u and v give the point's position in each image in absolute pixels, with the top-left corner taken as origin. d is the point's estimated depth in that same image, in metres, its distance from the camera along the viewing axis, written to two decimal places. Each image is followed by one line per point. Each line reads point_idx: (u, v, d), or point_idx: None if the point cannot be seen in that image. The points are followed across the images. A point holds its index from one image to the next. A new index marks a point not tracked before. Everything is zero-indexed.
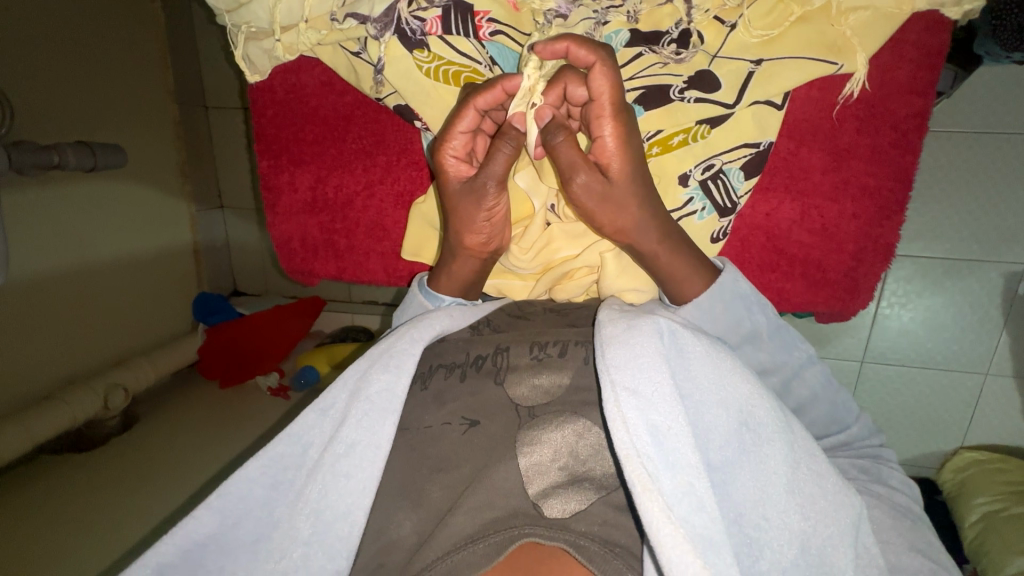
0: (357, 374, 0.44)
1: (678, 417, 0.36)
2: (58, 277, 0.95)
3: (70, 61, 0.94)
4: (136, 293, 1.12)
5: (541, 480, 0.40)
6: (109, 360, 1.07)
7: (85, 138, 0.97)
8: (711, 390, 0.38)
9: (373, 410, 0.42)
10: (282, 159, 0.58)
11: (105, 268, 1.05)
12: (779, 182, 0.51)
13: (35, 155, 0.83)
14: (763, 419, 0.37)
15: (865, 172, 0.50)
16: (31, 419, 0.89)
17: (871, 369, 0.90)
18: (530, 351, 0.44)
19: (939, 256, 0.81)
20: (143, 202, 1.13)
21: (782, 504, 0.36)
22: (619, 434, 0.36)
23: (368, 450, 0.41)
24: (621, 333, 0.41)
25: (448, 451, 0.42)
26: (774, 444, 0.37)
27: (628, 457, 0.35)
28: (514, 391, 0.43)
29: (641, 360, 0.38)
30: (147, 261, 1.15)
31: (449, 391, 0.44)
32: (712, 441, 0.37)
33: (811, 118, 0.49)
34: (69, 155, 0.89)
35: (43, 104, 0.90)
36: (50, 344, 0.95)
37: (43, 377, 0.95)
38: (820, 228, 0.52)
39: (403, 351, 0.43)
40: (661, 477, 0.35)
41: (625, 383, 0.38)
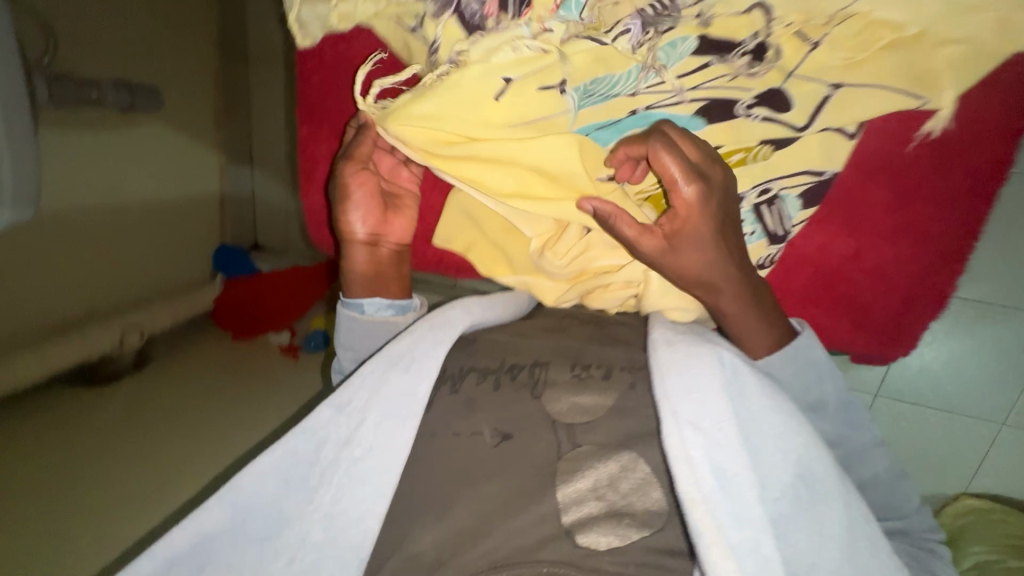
0: (376, 372, 0.47)
1: (742, 462, 0.38)
2: (84, 212, 0.96)
3: None
4: (163, 238, 1.14)
5: (578, 509, 0.41)
6: (127, 299, 1.09)
7: (124, 75, 0.97)
8: (774, 443, 0.40)
9: (393, 411, 0.45)
10: (323, 128, 0.57)
11: (131, 208, 1.05)
12: (839, 216, 0.49)
13: (74, 88, 0.83)
14: (821, 476, 0.39)
15: (931, 216, 0.48)
16: (52, 350, 0.91)
17: (885, 406, 0.88)
18: (571, 370, 0.47)
19: (976, 301, 0.78)
20: (174, 147, 1.12)
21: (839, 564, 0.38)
22: (678, 466, 0.38)
23: (384, 456, 0.44)
24: (684, 366, 0.43)
25: (477, 459, 0.44)
26: (832, 506, 0.39)
27: (692, 497, 0.37)
28: (552, 406, 0.45)
29: (701, 396, 0.41)
30: (174, 206, 1.15)
31: (480, 399, 0.47)
32: (770, 490, 0.39)
33: (884, 153, 0.47)
34: (107, 90, 0.89)
35: (86, 36, 0.89)
36: (72, 277, 0.97)
37: (63, 308, 0.97)
38: (874, 269, 0.50)
39: (425, 353, 0.47)
40: (720, 515, 0.37)
41: (687, 417, 0.40)
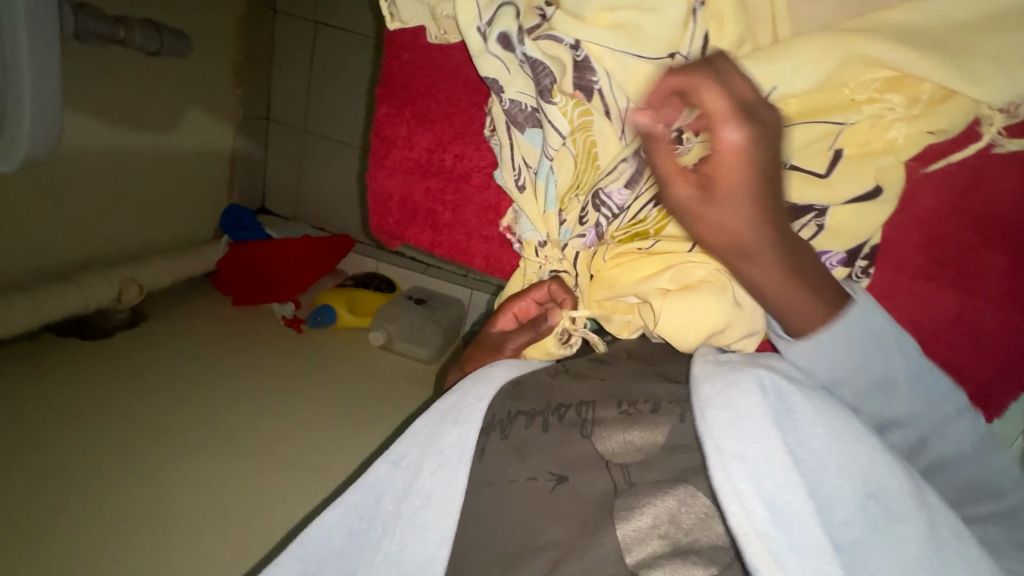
0: (428, 427, 0.45)
1: (796, 489, 0.32)
2: (92, 156, 0.90)
3: None
4: (170, 192, 1.08)
5: (640, 549, 0.33)
6: (128, 252, 1.03)
7: (151, 16, 0.90)
8: (834, 456, 0.33)
9: (445, 462, 0.42)
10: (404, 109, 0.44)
11: (142, 157, 0.99)
12: (948, 274, 0.38)
13: (100, 24, 0.77)
14: (893, 496, 0.33)
15: None
16: (44, 297, 0.86)
17: None
18: (617, 405, 0.39)
19: None
20: (192, 97, 1.06)
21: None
22: (728, 502, 0.32)
23: (443, 502, 0.41)
24: (720, 388, 0.37)
25: (533, 507, 0.37)
26: (912, 526, 0.32)
27: (747, 536, 0.31)
28: (602, 446, 0.37)
29: (747, 421, 0.34)
30: (185, 160, 1.10)
31: (531, 443, 0.39)
32: (836, 513, 0.32)
33: (1008, 203, 0.37)
34: (134, 31, 0.83)
35: None
36: (71, 224, 0.91)
37: (61, 256, 0.91)
38: (978, 339, 0.40)
39: (471, 406, 0.44)
40: (779, 554, 0.30)
41: (731, 449, 0.34)
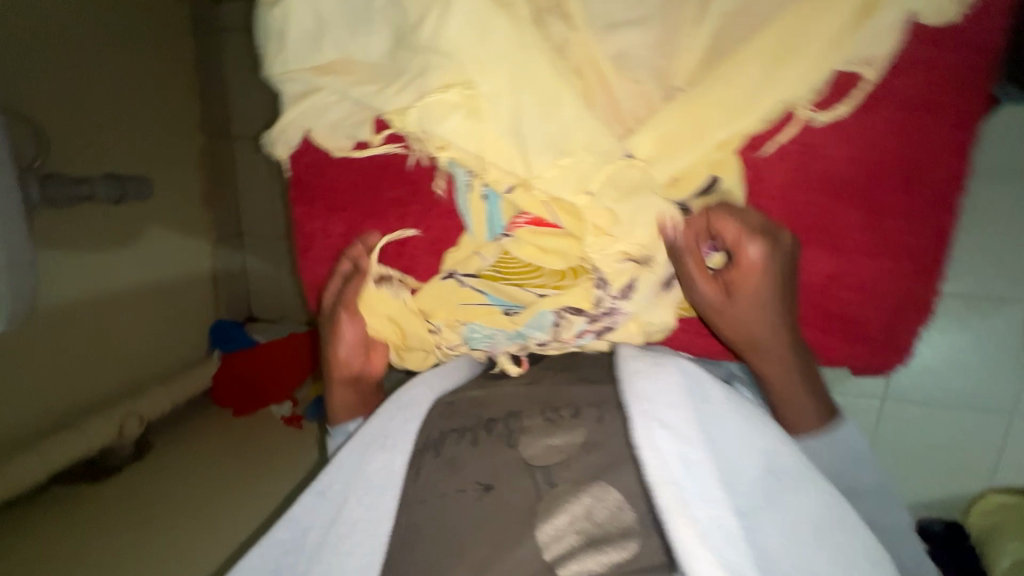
0: (354, 457, 0.53)
1: (703, 452, 0.44)
2: (77, 305, 0.96)
3: (101, 96, 0.97)
4: (161, 321, 1.15)
5: (558, 545, 0.43)
6: (124, 386, 1.07)
7: (113, 169, 0.99)
8: (744, 438, 0.47)
9: (371, 486, 0.51)
10: (317, 206, 0.58)
11: (126, 296, 1.05)
12: (811, 235, 0.51)
13: (66, 186, 0.85)
14: (786, 469, 0.46)
15: (902, 228, 0.50)
16: (60, 440, 0.90)
17: (894, 410, 0.89)
18: (542, 415, 0.51)
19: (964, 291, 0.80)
20: (165, 231, 1.14)
21: (806, 558, 0.43)
22: (643, 450, 0.44)
23: (367, 526, 0.49)
24: (647, 368, 0.49)
25: (464, 515, 0.46)
26: (798, 491, 0.45)
27: (660, 483, 0.42)
28: (527, 450, 0.48)
29: (673, 398, 0.47)
30: (166, 290, 1.16)
31: (461, 456, 0.50)
32: (741, 483, 0.45)
33: (844, 170, 0.49)
34: (98, 186, 0.91)
35: (70, 135, 0.92)
36: (65, 373, 0.95)
37: (63, 405, 0.95)
38: (857, 285, 0.52)
39: (400, 432, 0.53)
40: (693, 497, 0.42)
41: (656, 416, 0.46)
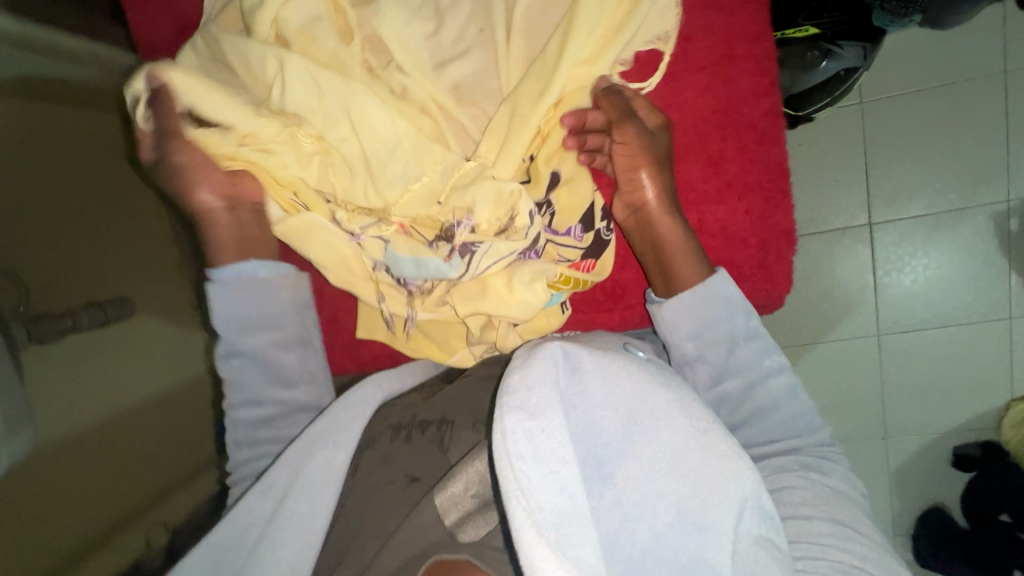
0: (298, 456, 0.64)
1: (550, 424, 0.47)
2: (88, 431, 1.01)
3: (71, 233, 1.04)
4: (170, 431, 1.19)
5: (455, 510, 0.55)
6: (149, 497, 1.11)
7: (92, 297, 1.06)
8: (604, 399, 0.53)
9: (312, 483, 0.63)
10: None
11: (132, 412, 1.11)
12: (694, 195, 0.77)
13: (51, 325, 0.93)
14: (646, 415, 0.52)
15: (743, 172, 0.76)
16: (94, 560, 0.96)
17: (889, 336, 1.19)
18: (470, 426, 0.63)
19: (923, 213, 1.14)
20: (158, 343, 1.19)
21: (657, 486, 0.49)
22: (499, 439, 0.46)
23: (305, 517, 0.62)
24: (523, 363, 0.53)
25: (392, 497, 0.60)
26: (654, 433, 0.51)
27: (503, 464, 0.45)
28: (454, 453, 0.61)
29: (533, 381, 0.50)
30: (170, 396, 1.20)
31: (395, 451, 0.64)
32: (607, 436, 0.51)
33: (690, 138, 0.76)
34: (80, 317, 0.98)
35: (47, 277, 0.99)
36: (86, 499, 0.99)
37: (91, 530, 0.99)
38: (719, 225, 0.77)
39: (344, 429, 0.65)
40: (531, 472, 0.45)
41: (512, 403, 0.48)
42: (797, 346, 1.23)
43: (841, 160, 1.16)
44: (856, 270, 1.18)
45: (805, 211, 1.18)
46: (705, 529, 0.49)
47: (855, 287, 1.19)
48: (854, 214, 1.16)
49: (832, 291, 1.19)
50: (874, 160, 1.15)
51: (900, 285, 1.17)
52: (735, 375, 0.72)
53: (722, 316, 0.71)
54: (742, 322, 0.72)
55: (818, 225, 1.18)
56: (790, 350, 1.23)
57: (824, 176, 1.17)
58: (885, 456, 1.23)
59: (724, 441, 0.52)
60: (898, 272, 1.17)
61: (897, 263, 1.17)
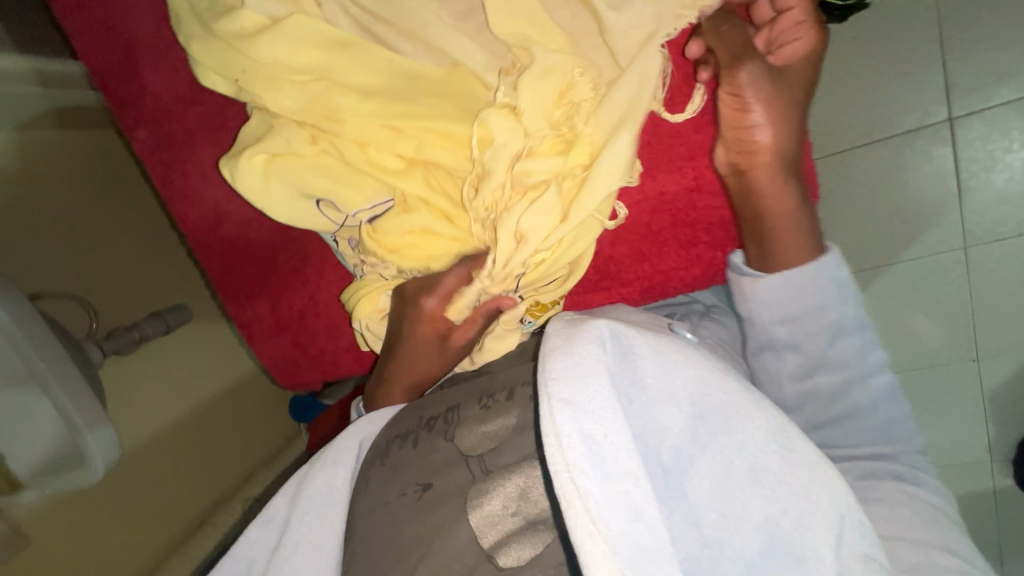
0: (300, 475, 0.69)
1: (610, 423, 0.43)
2: (176, 425, 1.16)
3: (122, 251, 1.12)
4: (245, 416, 1.32)
5: (492, 531, 0.53)
6: (236, 478, 1.27)
7: (156, 306, 1.16)
8: (665, 391, 0.48)
9: (314, 504, 0.66)
10: (242, 299, 0.86)
11: (210, 403, 1.24)
12: (683, 154, 0.70)
13: (120, 338, 1.01)
14: (715, 410, 0.47)
15: None
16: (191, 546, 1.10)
17: (978, 247, 1.04)
18: (479, 403, 0.62)
19: (1014, 97, 0.96)
20: (219, 343, 1.28)
21: (733, 497, 0.44)
22: (551, 447, 0.42)
23: (313, 539, 0.65)
24: (563, 342, 0.49)
25: (407, 512, 0.58)
26: (724, 432, 0.46)
27: (559, 469, 0.41)
28: (464, 443, 0.59)
29: (580, 370, 0.46)
30: (240, 386, 1.31)
31: (403, 458, 0.62)
32: (668, 437, 0.47)
33: (675, 84, 0.68)
34: (144, 327, 1.05)
35: (113, 295, 1.09)
36: (179, 483, 1.14)
37: (189, 509, 1.15)
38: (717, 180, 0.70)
39: (339, 449, 0.68)
40: (595, 489, 0.40)
41: (561, 395, 0.44)
42: (865, 271, 1.10)
43: (908, 48, 0.98)
44: (934, 177, 1.02)
45: (865, 117, 1.02)
46: (802, 559, 0.42)
47: (933, 196, 1.03)
48: (929, 109, 0.99)
49: (905, 204, 1.04)
50: (950, 41, 0.96)
51: (990, 186, 1.01)
52: (831, 368, 0.65)
53: (828, 301, 0.64)
54: (845, 312, 0.64)
55: (884, 130, 1.02)
56: (857, 276, 1.11)
57: (888, 72, 0.99)
58: (978, 381, 1.10)
59: (802, 445, 0.46)
60: (987, 171, 1.00)
61: (986, 161, 1.00)
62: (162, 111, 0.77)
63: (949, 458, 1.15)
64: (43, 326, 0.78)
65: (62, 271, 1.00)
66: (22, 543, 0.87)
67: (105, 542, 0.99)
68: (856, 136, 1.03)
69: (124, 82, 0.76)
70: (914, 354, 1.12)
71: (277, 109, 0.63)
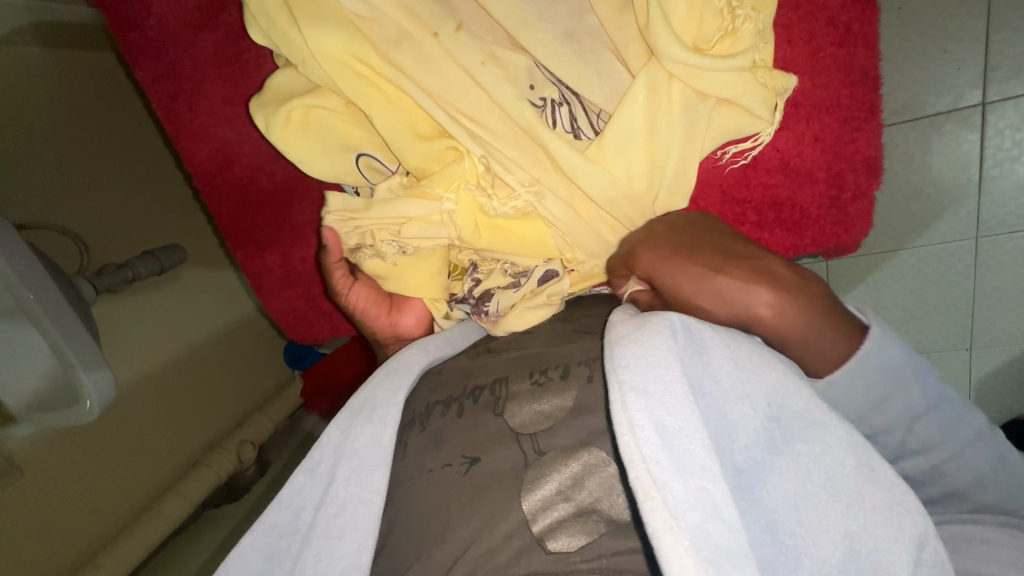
0: (340, 431, 0.67)
1: (685, 418, 0.44)
2: (171, 365, 1.15)
3: (112, 185, 1.06)
4: (240, 358, 1.31)
5: (544, 516, 0.50)
6: (230, 422, 1.27)
7: (148, 245, 1.12)
8: (737, 393, 0.47)
9: (360, 463, 0.62)
10: (252, 250, 0.84)
11: (206, 345, 1.23)
12: None
13: (112, 277, 0.97)
14: (795, 415, 0.47)
15: (814, 87, 0.64)
16: (186, 485, 1.10)
17: (991, 237, 1.03)
18: (530, 379, 0.60)
19: None
20: (213, 287, 1.26)
21: (814, 509, 0.43)
22: (624, 437, 0.43)
23: (359, 501, 0.60)
24: (631, 334, 0.51)
25: (452, 485, 0.55)
26: (802, 442, 0.46)
27: (633, 458, 0.42)
28: (513, 419, 0.57)
29: (654, 359, 0.48)
30: (232, 331, 1.30)
31: (446, 426, 0.60)
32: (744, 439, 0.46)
33: None
34: (137, 266, 1.02)
35: (103, 232, 1.04)
36: (174, 423, 1.14)
37: (183, 451, 1.16)
38: (779, 159, 0.67)
39: (385, 402, 0.65)
40: (672, 482, 0.41)
41: (632, 385, 0.46)
42: (875, 255, 1.09)
43: (952, 24, 0.93)
44: (958, 164, 1.00)
45: (895, 96, 0.98)
46: None
47: (955, 183, 1.01)
48: (964, 92, 0.95)
49: (925, 190, 1.02)
50: (996, 19, 0.91)
51: (1013, 176, 0.99)
52: (919, 453, 0.58)
53: (894, 391, 0.54)
54: (916, 390, 0.55)
55: (915, 110, 0.98)
56: (865, 260, 1.10)
57: (929, 49, 0.94)
58: (969, 369, 1.13)
59: (882, 468, 0.47)
60: (1011, 160, 0.99)
61: (1012, 150, 0.98)
62: (164, 37, 0.71)
63: None
64: (32, 259, 0.75)
65: (52, 199, 0.96)
66: (15, 475, 0.87)
67: (98, 479, 1.00)
68: (885, 115, 1.00)
69: (121, 3, 0.70)
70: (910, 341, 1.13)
71: (289, 50, 0.60)
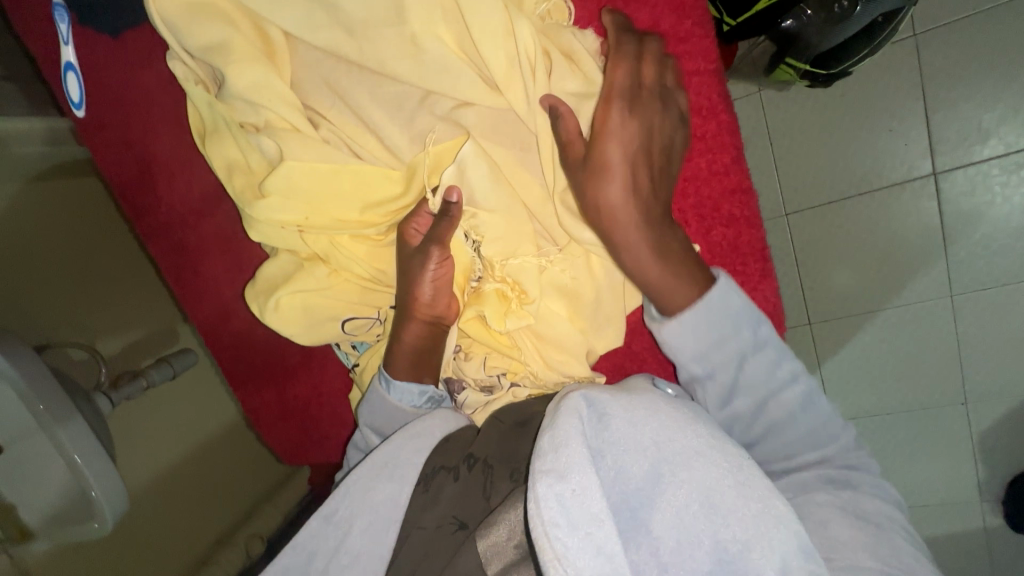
0: (362, 481, 0.65)
1: (585, 481, 0.45)
2: (178, 463, 1.18)
3: (122, 305, 1.13)
4: (247, 455, 1.34)
5: (498, 559, 0.53)
6: (239, 516, 1.28)
7: (160, 354, 1.18)
8: (631, 446, 0.50)
9: (377, 519, 0.62)
10: (248, 388, 0.90)
11: (214, 438, 1.27)
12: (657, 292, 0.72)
13: (128, 388, 1.02)
14: (678, 450, 0.50)
15: (707, 258, 0.70)
16: None
17: (963, 294, 1.06)
18: (511, 475, 0.61)
19: (1003, 151, 0.98)
20: (217, 389, 1.30)
21: (692, 531, 0.46)
22: (532, 512, 0.44)
23: (369, 559, 0.61)
24: (554, 415, 0.52)
25: (439, 543, 0.59)
26: (686, 472, 0.49)
27: (538, 527, 0.43)
28: (496, 496, 0.60)
29: (563, 433, 0.48)
30: (238, 427, 1.33)
31: (443, 490, 0.63)
32: (632, 483, 0.49)
33: None
34: (151, 374, 1.07)
35: (119, 345, 1.11)
36: (185, 518, 1.17)
37: (190, 550, 1.17)
38: None
39: (406, 462, 0.66)
40: (567, 541, 0.43)
41: (545, 468, 0.46)
42: (854, 316, 1.12)
43: (894, 105, 1.01)
44: (920, 227, 1.05)
45: (851, 171, 1.05)
46: None
47: (921, 245, 1.06)
48: (915, 163, 1.02)
49: (892, 252, 1.07)
50: (934, 99, 0.99)
51: (975, 236, 1.04)
52: (747, 391, 0.62)
53: (728, 332, 0.61)
54: (750, 336, 0.61)
55: (870, 183, 1.05)
56: (846, 322, 1.13)
57: (875, 128, 1.02)
58: (966, 424, 1.12)
59: (758, 478, 0.49)
60: (972, 223, 1.03)
61: (970, 214, 1.03)
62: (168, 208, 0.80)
63: (941, 498, 1.16)
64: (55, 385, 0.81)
65: (70, 323, 1.04)
66: None
67: None
68: (844, 188, 1.06)
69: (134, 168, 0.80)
70: (904, 398, 1.14)
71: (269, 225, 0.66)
